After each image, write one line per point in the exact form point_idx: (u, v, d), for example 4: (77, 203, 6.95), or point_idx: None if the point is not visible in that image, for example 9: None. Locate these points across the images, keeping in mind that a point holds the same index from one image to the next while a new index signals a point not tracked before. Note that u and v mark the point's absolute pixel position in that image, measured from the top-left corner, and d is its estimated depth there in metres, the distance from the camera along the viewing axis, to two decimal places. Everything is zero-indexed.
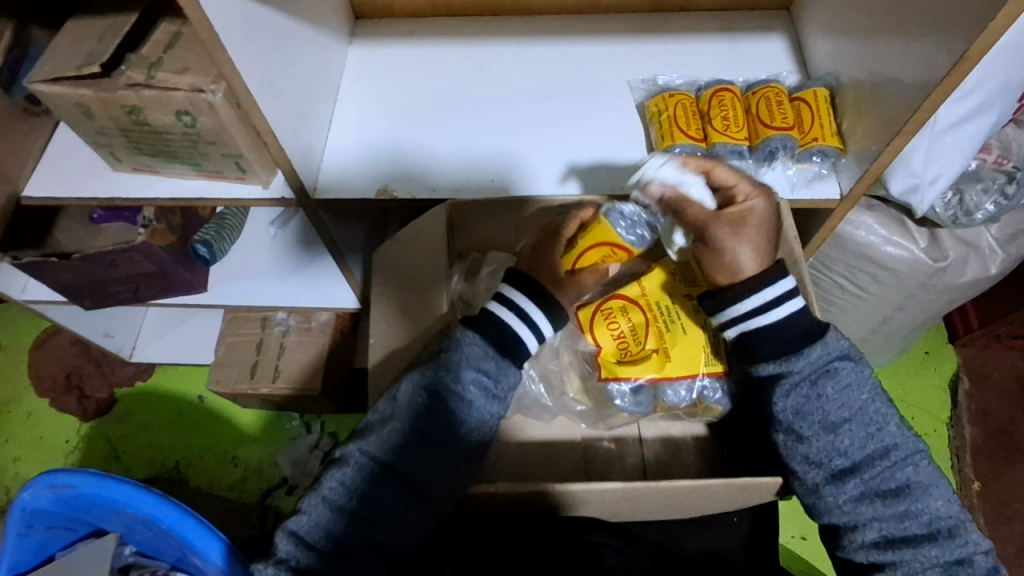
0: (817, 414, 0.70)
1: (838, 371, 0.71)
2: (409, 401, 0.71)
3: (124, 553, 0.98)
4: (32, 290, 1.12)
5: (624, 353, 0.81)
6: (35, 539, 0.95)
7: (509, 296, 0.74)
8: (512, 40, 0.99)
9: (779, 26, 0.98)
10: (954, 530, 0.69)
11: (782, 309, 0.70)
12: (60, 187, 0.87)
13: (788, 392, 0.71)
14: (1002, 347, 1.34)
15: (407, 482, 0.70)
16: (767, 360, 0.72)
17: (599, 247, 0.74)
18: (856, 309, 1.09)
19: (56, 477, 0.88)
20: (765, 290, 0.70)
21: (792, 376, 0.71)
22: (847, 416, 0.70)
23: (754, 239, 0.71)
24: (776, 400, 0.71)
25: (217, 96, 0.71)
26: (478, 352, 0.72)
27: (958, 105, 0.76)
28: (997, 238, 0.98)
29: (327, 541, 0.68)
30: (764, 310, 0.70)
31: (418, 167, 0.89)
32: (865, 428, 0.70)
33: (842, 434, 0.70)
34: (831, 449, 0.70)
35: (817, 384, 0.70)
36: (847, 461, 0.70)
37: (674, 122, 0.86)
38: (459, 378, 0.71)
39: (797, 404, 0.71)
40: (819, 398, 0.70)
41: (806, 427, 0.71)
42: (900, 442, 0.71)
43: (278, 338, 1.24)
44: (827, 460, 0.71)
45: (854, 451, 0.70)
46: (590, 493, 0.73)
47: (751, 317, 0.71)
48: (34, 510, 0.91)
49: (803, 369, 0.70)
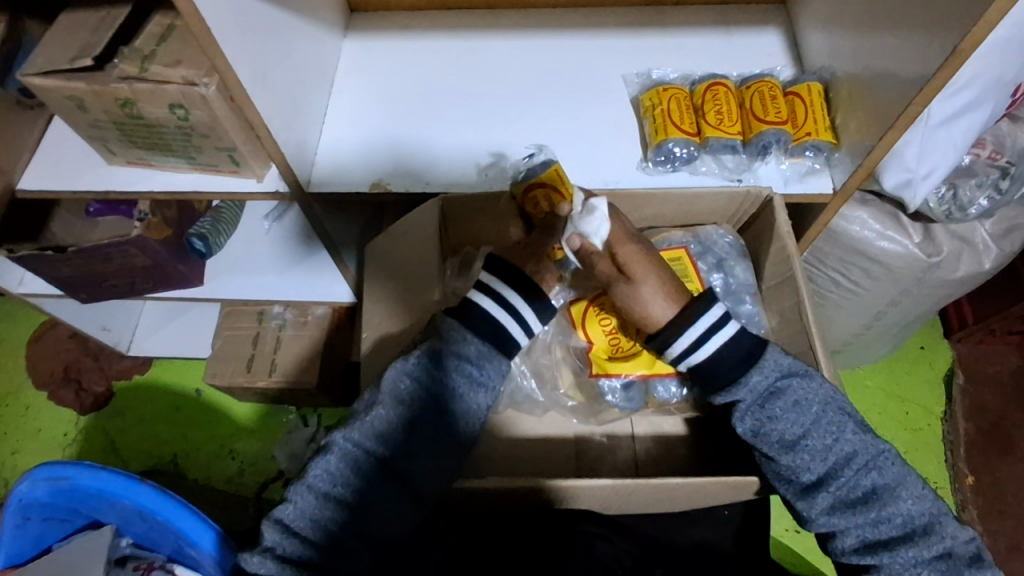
0: (773, 433, 0.72)
1: (784, 390, 0.73)
2: (393, 387, 0.72)
3: (120, 544, 0.98)
4: (29, 282, 1.11)
5: (615, 349, 0.84)
6: (32, 530, 0.95)
7: (498, 291, 0.74)
8: (509, 33, 0.99)
9: (775, 20, 0.98)
10: (929, 527, 0.69)
11: (714, 341, 0.73)
12: (54, 180, 0.87)
13: (742, 416, 0.73)
14: (996, 342, 1.35)
15: (395, 473, 0.70)
16: (718, 391, 0.75)
17: (545, 190, 0.81)
18: (850, 304, 1.09)
19: (51, 468, 0.88)
20: (690, 330, 0.73)
21: (740, 404, 0.74)
22: (802, 432, 0.72)
23: (655, 288, 0.74)
24: (736, 425, 0.74)
25: (210, 89, 0.71)
26: (462, 341, 0.73)
27: (953, 98, 0.76)
28: (991, 232, 0.98)
29: (315, 529, 0.69)
30: (697, 346, 0.73)
31: (413, 160, 0.90)
32: (823, 441, 0.71)
33: (800, 450, 0.71)
34: (796, 465, 0.72)
35: (766, 406, 0.73)
36: (814, 476, 0.72)
37: (667, 116, 0.86)
38: (443, 367, 0.72)
39: (754, 427, 0.73)
40: (771, 419, 0.72)
41: (768, 447, 0.73)
42: (860, 448, 0.71)
43: (274, 331, 1.24)
44: (796, 475, 0.72)
45: (817, 466, 0.71)
46: (582, 488, 0.74)
47: (688, 354, 0.74)
48: (31, 502, 0.91)
49: (747, 397, 0.73)
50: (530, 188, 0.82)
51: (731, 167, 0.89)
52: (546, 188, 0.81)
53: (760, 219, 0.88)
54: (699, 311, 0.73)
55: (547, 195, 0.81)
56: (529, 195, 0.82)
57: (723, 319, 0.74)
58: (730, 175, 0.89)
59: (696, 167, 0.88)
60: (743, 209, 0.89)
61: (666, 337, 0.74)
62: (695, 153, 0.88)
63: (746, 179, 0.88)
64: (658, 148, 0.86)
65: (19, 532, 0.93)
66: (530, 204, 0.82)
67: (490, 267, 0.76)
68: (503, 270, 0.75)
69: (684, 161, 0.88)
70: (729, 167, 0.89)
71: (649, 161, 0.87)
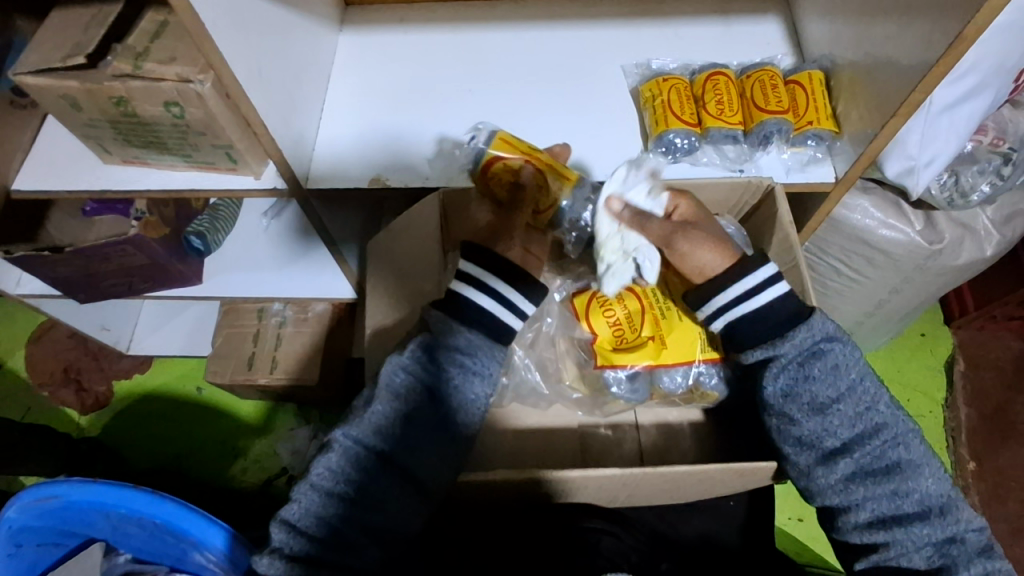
0: (805, 394, 0.71)
1: (826, 352, 0.71)
2: (392, 383, 0.71)
3: (118, 561, 0.98)
4: (26, 284, 1.12)
5: (620, 340, 0.83)
6: (26, 556, 0.94)
7: (485, 281, 0.72)
8: (504, 25, 0.97)
9: (774, 8, 0.97)
10: (946, 508, 0.70)
11: (769, 292, 0.72)
12: (47, 180, 0.86)
13: (777, 373, 0.72)
14: (997, 328, 1.35)
15: (398, 466, 0.70)
16: (753, 348, 0.73)
17: (505, 164, 0.80)
18: (851, 292, 1.09)
19: (40, 488, 0.87)
20: (745, 279, 0.72)
21: (780, 358, 0.72)
22: (835, 396, 0.71)
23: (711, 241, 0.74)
24: (767, 383, 0.73)
25: (205, 86, 0.70)
26: (456, 331, 0.72)
27: (955, 84, 0.75)
28: (993, 219, 0.98)
29: (319, 526, 0.68)
30: (750, 295, 0.72)
31: (412, 157, 0.89)
32: (854, 408, 0.71)
33: (830, 414, 0.71)
34: (821, 430, 0.71)
35: (805, 365, 0.71)
36: (837, 442, 0.71)
37: (667, 106, 0.85)
38: (445, 362, 0.71)
39: (786, 386, 0.72)
40: (806, 379, 0.71)
41: (796, 409, 0.72)
42: (890, 421, 0.71)
43: (275, 328, 1.24)
44: (819, 441, 0.72)
45: (844, 430, 0.71)
46: (587, 480, 0.73)
47: (733, 307, 0.73)
48: (21, 527, 0.90)
49: (789, 352, 0.71)
50: (488, 167, 0.81)
51: (732, 157, 0.89)
52: (507, 160, 0.80)
53: (762, 211, 0.88)
54: (753, 265, 0.73)
55: (509, 167, 0.80)
56: (491, 173, 0.81)
57: (773, 278, 0.73)
58: (731, 166, 0.88)
59: (693, 160, 0.89)
60: (744, 199, 0.89)
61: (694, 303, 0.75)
62: (697, 143, 0.88)
63: (747, 169, 0.88)
64: (658, 139, 0.85)
65: (14, 560, 0.93)
66: (494, 183, 0.81)
67: (476, 258, 0.74)
68: (494, 261, 0.73)
69: (685, 151, 0.87)
70: (729, 158, 0.89)
71: (650, 152, 0.87)
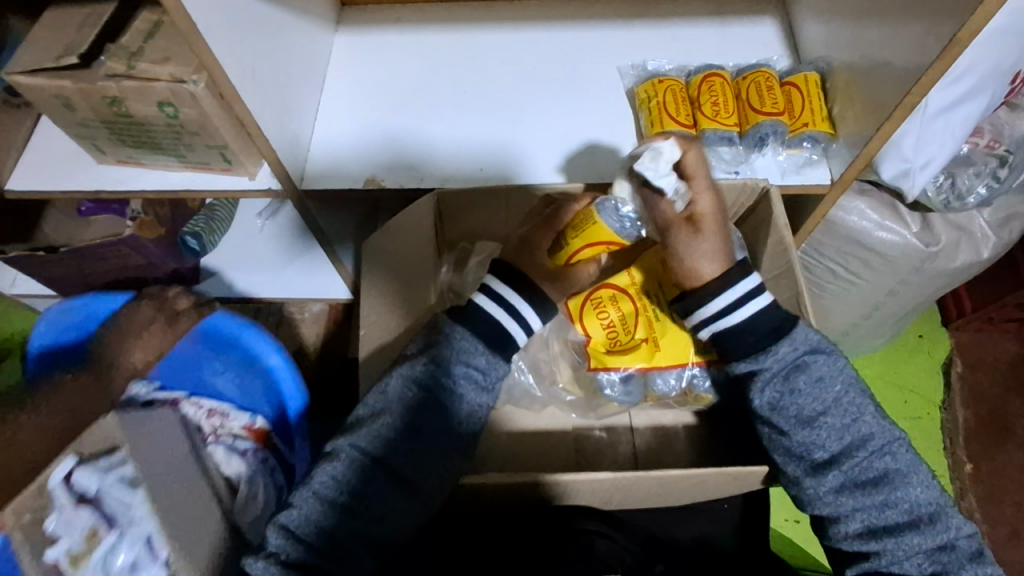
0: (791, 408, 0.71)
1: (809, 364, 0.71)
2: (398, 395, 0.72)
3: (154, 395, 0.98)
4: (20, 283, 1.15)
5: (614, 343, 0.82)
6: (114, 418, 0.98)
7: (493, 287, 0.74)
8: (501, 26, 0.97)
9: (772, 9, 0.96)
10: (935, 516, 0.69)
11: (752, 303, 0.71)
12: (41, 180, 0.86)
13: (763, 387, 0.72)
14: (995, 330, 1.35)
15: (395, 476, 0.69)
16: (740, 360, 0.73)
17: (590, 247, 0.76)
18: (847, 293, 1.08)
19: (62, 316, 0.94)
20: (728, 291, 0.71)
21: (764, 372, 0.72)
22: (821, 409, 0.71)
23: (709, 246, 0.71)
24: (754, 396, 0.72)
25: (199, 86, 0.70)
26: (469, 347, 0.72)
27: (951, 87, 0.75)
28: (990, 222, 0.98)
29: (316, 535, 0.67)
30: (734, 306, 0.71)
31: (407, 158, 0.89)
32: (841, 420, 0.71)
33: (816, 427, 0.71)
34: (809, 442, 0.71)
35: (789, 379, 0.71)
36: (827, 453, 0.71)
37: (664, 108, 0.86)
38: (448, 371, 0.71)
39: (773, 398, 0.71)
40: (791, 392, 0.71)
41: (784, 421, 0.72)
42: (877, 432, 0.71)
43: (272, 328, 1.24)
44: (808, 452, 0.71)
45: (832, 444, 0.71)
46: (582, 483, 0.73)
47: (720, 317, 0.72)
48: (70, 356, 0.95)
49: (774, 365, 0.71)
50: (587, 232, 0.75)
51: (728, 159, 0.89)
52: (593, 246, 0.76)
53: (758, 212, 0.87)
54: (739, 276, 0.71)
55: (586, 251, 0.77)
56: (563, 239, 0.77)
57: (755, 290, 0.72)
58: (729, 166, 0.89)
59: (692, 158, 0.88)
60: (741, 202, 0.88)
61: (688, 308, 0.73)
62: None
63: (743, 170, 0.88)
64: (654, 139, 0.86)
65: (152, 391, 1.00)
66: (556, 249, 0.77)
67: None
68: (498, 266, 0.75)
69: None
70: (726, 159, 0.89)
71: None
